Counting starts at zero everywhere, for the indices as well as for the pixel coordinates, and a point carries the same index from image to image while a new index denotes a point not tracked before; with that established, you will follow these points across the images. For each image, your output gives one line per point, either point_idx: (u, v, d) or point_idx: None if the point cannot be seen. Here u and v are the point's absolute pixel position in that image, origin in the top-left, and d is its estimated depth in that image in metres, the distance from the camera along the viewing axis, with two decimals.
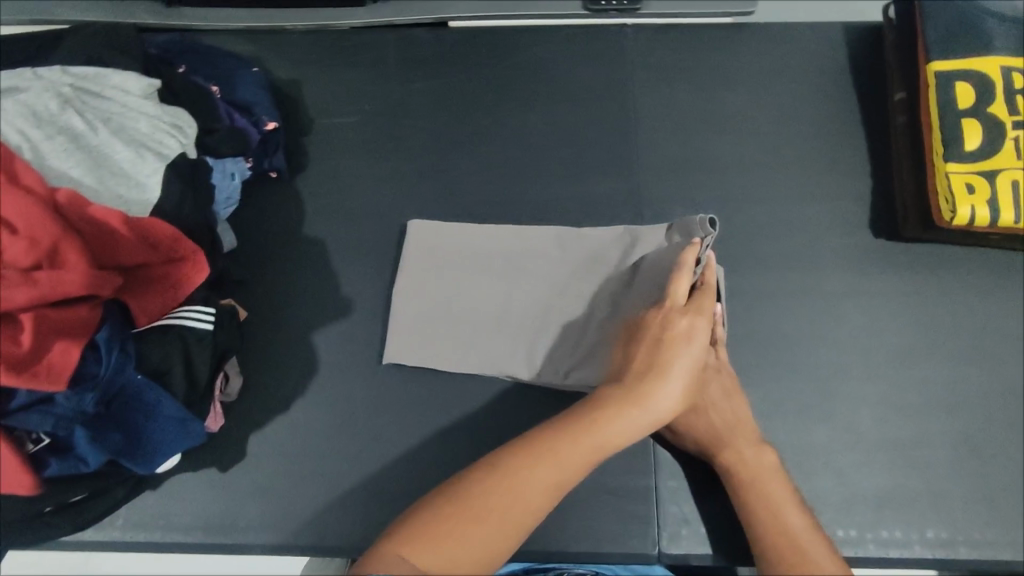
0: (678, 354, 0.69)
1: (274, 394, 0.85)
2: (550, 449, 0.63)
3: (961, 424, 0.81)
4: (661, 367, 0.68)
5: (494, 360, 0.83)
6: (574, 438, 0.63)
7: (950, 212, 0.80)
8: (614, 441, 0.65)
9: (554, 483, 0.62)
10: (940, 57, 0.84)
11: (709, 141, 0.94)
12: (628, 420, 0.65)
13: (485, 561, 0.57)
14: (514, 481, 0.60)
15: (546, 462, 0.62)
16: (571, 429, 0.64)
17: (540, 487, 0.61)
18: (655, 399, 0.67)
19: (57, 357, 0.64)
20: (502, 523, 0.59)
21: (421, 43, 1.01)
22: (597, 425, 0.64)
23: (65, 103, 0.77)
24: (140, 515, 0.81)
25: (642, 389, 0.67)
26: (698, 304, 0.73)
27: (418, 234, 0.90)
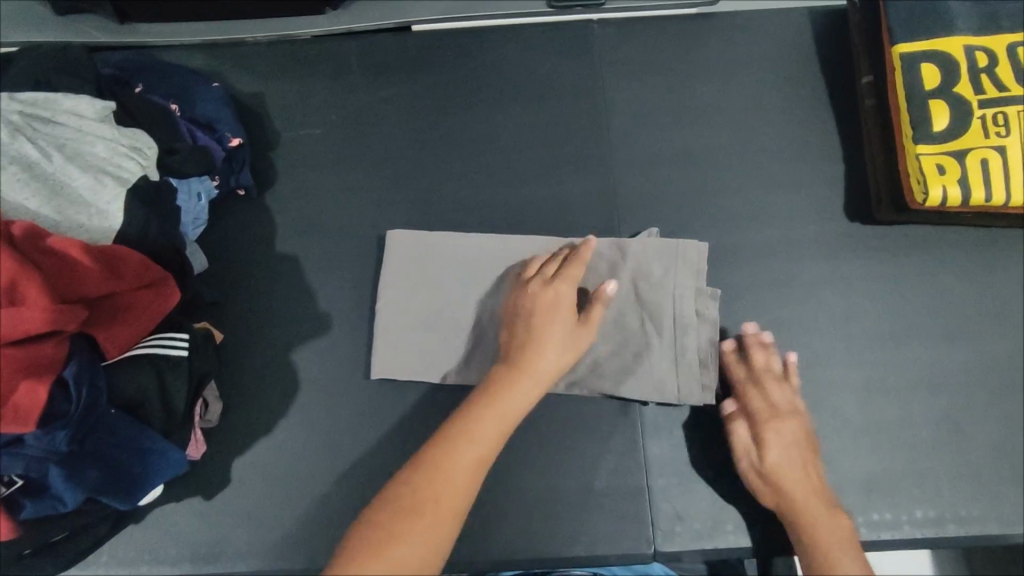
0: (551, 319, 0.73)
1: (255, 417, 0.83)
2: (460, 433, 0.65)
3: (943, 403, 0.82)
4: (538, 335, 0.72)
5: (484, 367, 0.83)
6: (478, 416, 0.66)
7: (923, 193, 0.80)
8: (517, 411, 0.68)
9: (477, 461, 0.64)
10: (904, 39, 0.84)
11: (680, 135, 0.93)
12: (522, 389, 0.69)
13: (434, 553, 0.57)
14: (436, 474, 0.61)
15: (462, 444, 0.64)
16: (475, 409, 0.67)
17: (460, 472, 0.62)
18: (539, 364, 0.71)
19: (23, 396, 0.62)
20: (438, 518, 0.59)
21: (385, 50, 0.98)
22: (494, 401, 0.68)
23: (15, 131, 0.73)
24: (124, 549, 0.79)
25: (525, 358, 0.71)
26: (557, 273, 0.77)
27: (395, 245, 0.88)
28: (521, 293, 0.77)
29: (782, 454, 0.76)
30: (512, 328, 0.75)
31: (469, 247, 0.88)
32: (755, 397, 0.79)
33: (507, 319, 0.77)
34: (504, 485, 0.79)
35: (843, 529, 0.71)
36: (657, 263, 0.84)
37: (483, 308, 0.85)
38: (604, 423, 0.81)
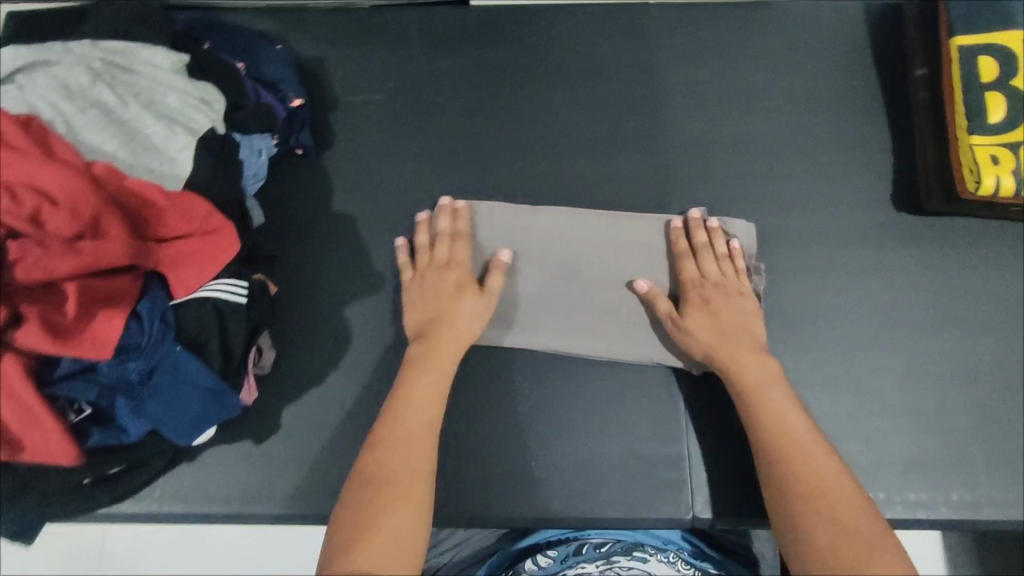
0: (449, 299, 0.82)
1: (308, 367, 0.86)
2: (398, 411, 0.75)
3: (984, 392, 0.83)
4: (445, 316, 0.81)
5: (528, 333, 0.85)
6: (412, 389, 0.77)
7: (975, 182, 0.81)
8: (439, 380, 0.78)
9: (426, 424, 0.74)
10: (964, 32, 0.85)
11: (732, 119, 0.95)
12: (440, 359, 0.79)
13: (420, 509, 0.67)
14: (392, 457, 0.70)
15: (405, 414, 0.75)
16: (405, 398, 0.76)
17: (411, 450, 0.71)
18: (449, 335, 0.81)
19: (101, 327, 0.66)
20: (411, 492, 0.68)
21: (444, 22, 1.00)
22: (419, 372, 0.78)
23: (95, 77, 0.77)
24: (176, 486, 0.82)
25: (434, 339, 0.80)
26: (444, 256, 0.85)
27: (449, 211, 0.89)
28: (421, 280, 0.85)
29: (704, 321, 0.80)
30: (420, 312, 0.83)
31: (525, 219, 0.89)
32: (687, 269, 0.84)
33: (413, 302, 0.84)
34: (547, 444, 0.83)
35: (774, 378, 0.76)
36: None
37: (532, 278, 0.87)
38: (643, 391, 0.85)
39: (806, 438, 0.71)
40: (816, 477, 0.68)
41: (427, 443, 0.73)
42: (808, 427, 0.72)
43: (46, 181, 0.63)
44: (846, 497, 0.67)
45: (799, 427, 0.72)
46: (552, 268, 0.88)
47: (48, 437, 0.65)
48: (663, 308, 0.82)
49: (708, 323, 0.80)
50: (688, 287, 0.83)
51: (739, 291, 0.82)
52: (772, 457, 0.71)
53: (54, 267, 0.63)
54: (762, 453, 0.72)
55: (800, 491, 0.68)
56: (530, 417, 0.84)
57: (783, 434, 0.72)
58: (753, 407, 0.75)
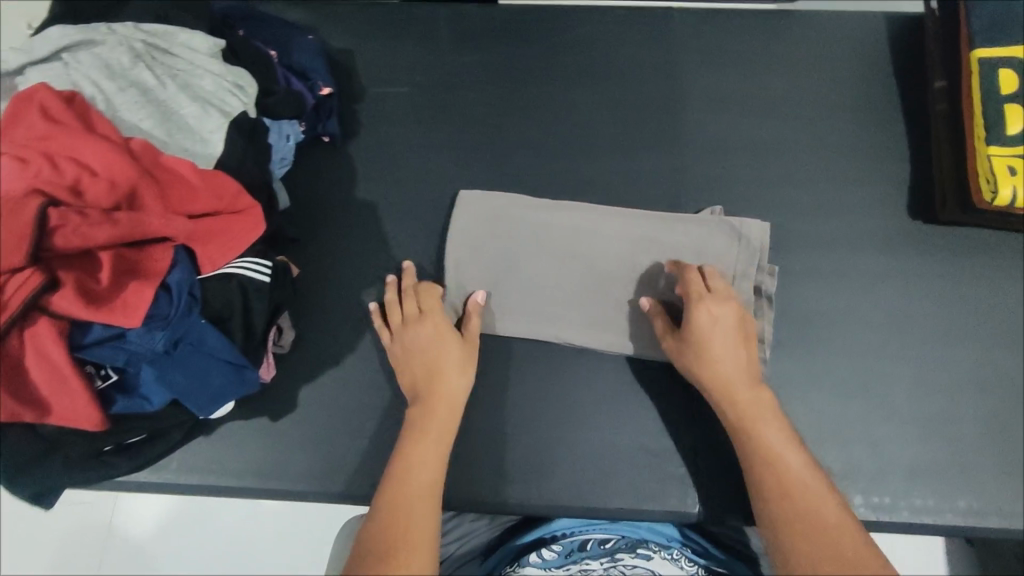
0: (435, 352, 0.80)
1: (326, 349, 0.88)
2: (397, 476, 0.70)
3: (995, 402, 0.84)
4: (434, 371, 0.79)
5: (546, 326, 0.87)
6: (411, 451, 0.73)
7: (992, 192, 0.82)
8: (444, 435, 0.75)
9: (428, 484, 0.70)
10: (985, 45, 0.86)
11: (751, 123, 0.96)
12: (437, 418, 0.76)
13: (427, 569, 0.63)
14: (399, 513, 0.66)
15: (406, 476, 0.70)
16: (406, 455, 0.72)
17: (411, 509, 0.67)
18: (441, 392, 0.78)
19: (132, 295, 0.68)
20: (421, 546, 0.64)
21: (472, 19, 1.03)
22: (418, 437, 0.74)
23: (136, 58, 0.81)
24: (192, 459, 0.84)
25: (430, 399, 0.77)
26: (420, 304, 0.84)
27: (466, 203, 0.92)
28: (401, 340, 0.82)
29: (710, 347, 0.76)
30: (410, 373, 0.80)
31: (537, 213, 0.91)
32: (694, 280, 0.79)
33: (403, 363, 0.81)
34: (556, 434, 0.84)
35: (769, 411, 0.73)
36: (713, 241, 0.87)
37: (546, 270, 0.89)
38: (654, 386, 0.86)
39: (800, 473, 0.68)
40: (815, 515, 0.64)
41: (432, 494, 0.70)
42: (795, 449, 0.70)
43: (88, 154, 0.68)
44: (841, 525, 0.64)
45: (784, 449, 0.70)
46: (566, 262, 0.89)
47: (74, 399, 0.67)
48: (659, 329, 0.81)
49: (712, 347, 0.75)
50: (694, 307, 0.77)
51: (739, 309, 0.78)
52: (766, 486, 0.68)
53: (90, 234, 0.66)
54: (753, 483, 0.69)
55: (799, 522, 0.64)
56: (541, 407, 0.85)
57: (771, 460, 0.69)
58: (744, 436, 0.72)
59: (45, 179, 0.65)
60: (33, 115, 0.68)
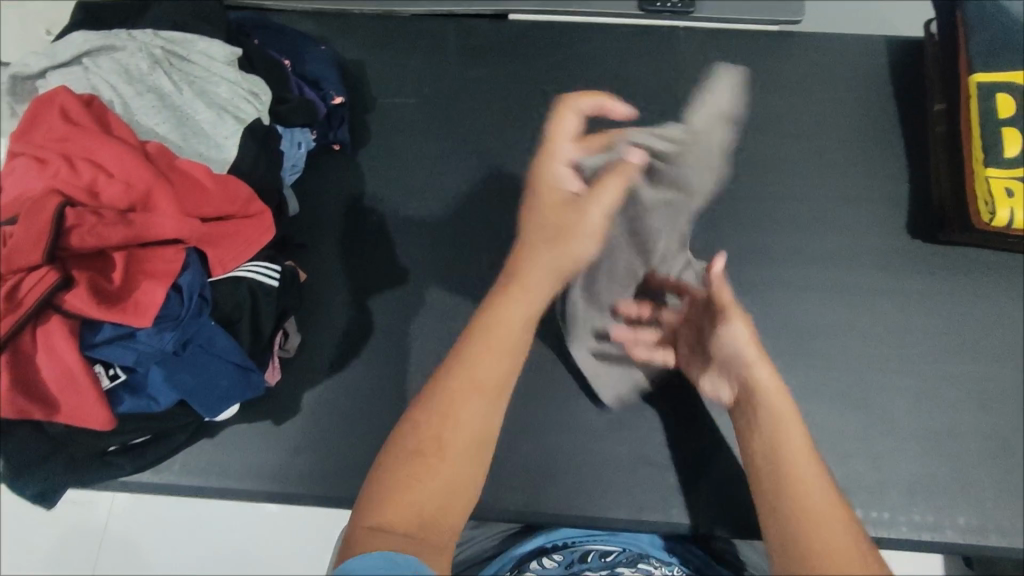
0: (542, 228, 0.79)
1: (330, 354, 0.89)
2: (465, 370, 0.64)
3: (993, 419, 0.85)
4: (540, 256, 0.75)
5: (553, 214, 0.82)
6: (482, 348, 0.66)
7: (990, 213, 0.84)
8: (523, 328, 0.70)
9: (491, 391, 0.64)
10: (983, 69, 0.88)
11: (754, 140, 0.98)
12: (513, 322, 0.69)
13: (457, 487, 0.58)
14: (449, 412, 0.62)
15: (470, 376, 0.64)
16: (478, 340, 0.67)
17: (464, 421, 0.62)
18: (535, 288, 0.73)
19: (143, 295, 0.69)
20: (467, 447, 0.61)
21: (482, 34, 1.05)
22: (491, 334, 0.67)
23: (155, 64, 0.83)
24: (194, 460, 0.84)
25: (523, 288, 0.72)
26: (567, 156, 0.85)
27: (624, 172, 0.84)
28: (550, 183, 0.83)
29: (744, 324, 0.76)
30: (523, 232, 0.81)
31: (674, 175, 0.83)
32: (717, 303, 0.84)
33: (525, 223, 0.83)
34: (559, 442, 0.85)
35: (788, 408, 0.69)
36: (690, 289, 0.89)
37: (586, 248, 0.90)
38: (657, 397, 0.86)
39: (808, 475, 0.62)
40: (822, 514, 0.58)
41: (492, 397, 0.64)
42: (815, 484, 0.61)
43: (105, 156, 0.70)
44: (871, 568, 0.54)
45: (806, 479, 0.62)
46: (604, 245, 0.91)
47: (83, 397, 0.68)
48: (727, 300, 0.76)
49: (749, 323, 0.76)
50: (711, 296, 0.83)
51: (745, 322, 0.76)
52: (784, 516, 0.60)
53: (106, 235, 0.68)
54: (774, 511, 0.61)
55: (820, 560, 0.55)
56: (544, 415, 0.86)
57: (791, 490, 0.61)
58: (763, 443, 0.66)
59: (63, 179, 0.69)
60: (53, 118, 0.71)
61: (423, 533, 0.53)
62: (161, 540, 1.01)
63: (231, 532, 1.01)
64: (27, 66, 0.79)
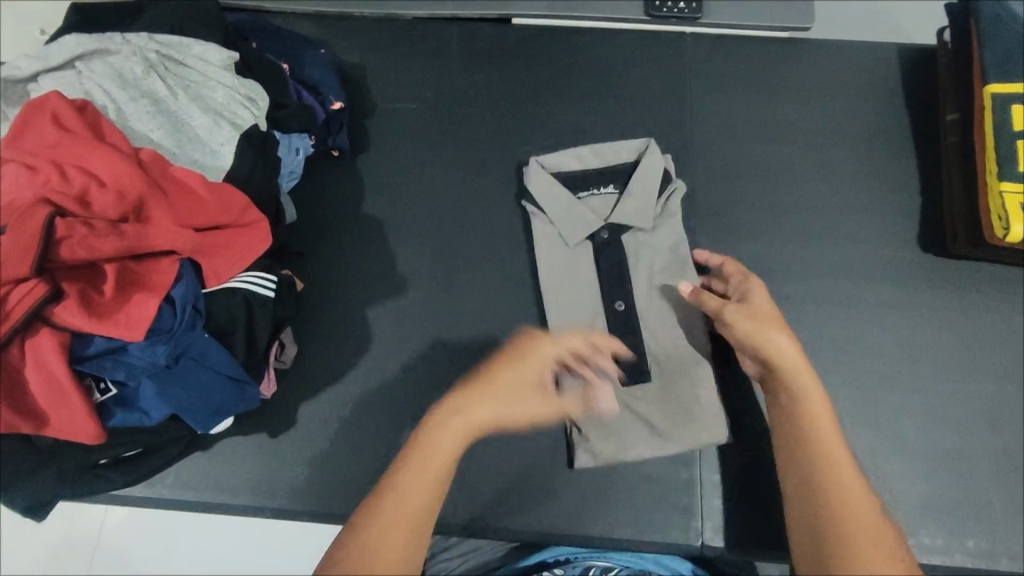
0: (517, 374, 0.66)
1: (327, 366, 0.87)
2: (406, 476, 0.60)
3: (1004, 439, 0.83)
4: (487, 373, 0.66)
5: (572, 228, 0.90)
6: (420, 457, 0.61)
7: (1004, 229, 0.81)
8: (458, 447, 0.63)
9: (417, 518, 0.58)
10: (999, 79, 0.85)
11: (760, 149, 0.96)
12: (446, 446, 0.62)
13: None
14: (384, 530, 0.57)
15: (403, 490, 0.59)
16: (418, 450, 0.62)
17: (393, 541, 0.57)
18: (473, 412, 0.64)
19: (135, 307, 0.67)
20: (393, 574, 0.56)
21: (485, 38, 1.03)
22: (431, 441, 0.62)
23: (149, 68, 0.81)
24: (188, 474, 0.82)
25: (464, 405, 0.64)
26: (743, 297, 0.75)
27: (722, 420, 0.81)
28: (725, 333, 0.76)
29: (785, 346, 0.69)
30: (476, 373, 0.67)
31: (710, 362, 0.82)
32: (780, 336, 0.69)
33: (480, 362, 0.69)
34: (560, 459, 0.83)
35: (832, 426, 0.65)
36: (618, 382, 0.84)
37: (568, 198, 0.90)
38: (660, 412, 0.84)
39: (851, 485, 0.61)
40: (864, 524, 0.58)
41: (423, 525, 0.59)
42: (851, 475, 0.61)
43: (96, 164, 0.68)
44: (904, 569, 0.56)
45: (846, 471, 0.62)
46: (597, 194, 0.94)
47: (72, 411, 0.66)
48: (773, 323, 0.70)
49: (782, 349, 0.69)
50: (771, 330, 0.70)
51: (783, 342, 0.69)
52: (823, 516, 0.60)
53: (98, 246, 0.66)
54: (812, 510, 0.61)
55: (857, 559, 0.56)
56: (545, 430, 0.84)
57: (827, 488, 0.61)
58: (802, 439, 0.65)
59: (54, 188, 0.66)
60: (45, 124, 0.69)
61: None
62: (157, 550, 0.99)
63: (228, 544, 0.99)
64: (18, 69, 0.77)
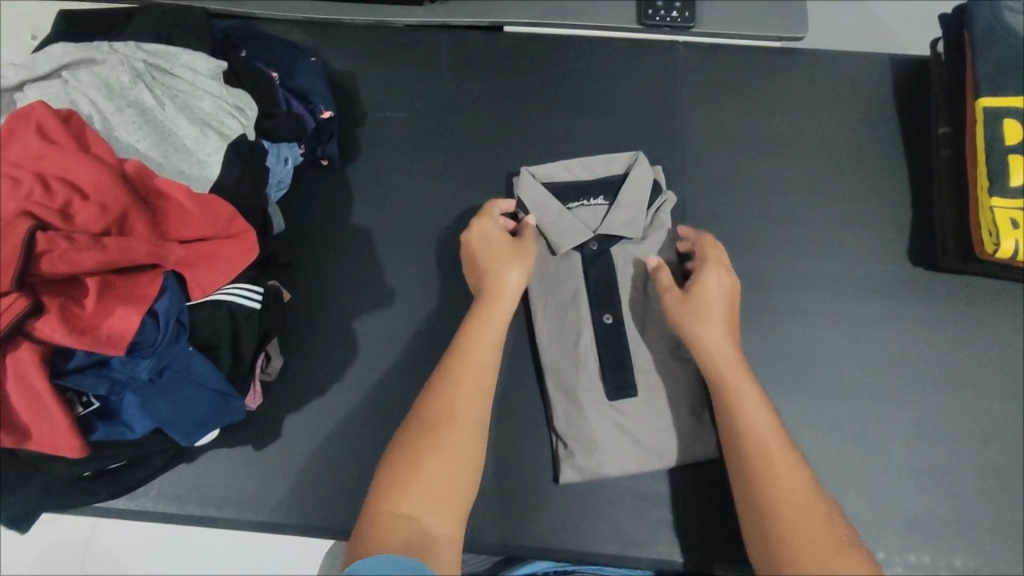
0: (499, 246, 0.81)
1: (313, 377, 0.87)
2: (461, 354, 0.71)
3: (992, 456, 0.83)
4: (491, 261, 0.79)
5: (562, 237, 0.88)
6: (468, 341, 0.72)
7: (994, 244, 0.80)
8: (505, 319, 0.75)
9: (483, 383, 0.70)
10: (990, 94, 0.84)
11: (752, 161, 0.96)
12: (496, 316, 0.75)
13: (461, 479, 0.63)
14: (456, 398, 0.68)
15: (459, 364, 0.71)
16: (466, 335, 0.73)
17: (463, 408, 0.67)
18: (504, 288, 0.77)
19: (116, 322, 0.66)
20: (471, 431, 0.66)
21: (476, 46, 1.03)
22: (478, 324, 0.74)
23: (136, 77, 0.80)
24: (173, 487, 0.82)
25: (492, 288, 0.77)
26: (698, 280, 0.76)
27: (693, 435, 0.83)
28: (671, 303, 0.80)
29: (713, 331, 0.72)
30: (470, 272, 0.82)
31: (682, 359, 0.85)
32: (712, 325, 0.72)
33: (467, 267, 0.83)
34: (546, 474, 0.83)
35: (773, 425, 0.66)
36: (604, 407, 0.83)
37: (558, 208, 0.89)
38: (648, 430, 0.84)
39: (795, 481, 0.61)
40: (813, 520, 0.58)
41: (488, 380, 0.70)
42: (794, 476, 0.61)
43: (79, 175, 0.66)
44: (864, 569, 0.55)
45: (787, 468, 0.62)
46: (588, 205, 0.92)
47: (53, 425, 0.66)
48: (710, 309, 0.73)
49: (712, 339, 0.72)
50: (703, 319, 0.73)
51: (710, 331, 0.72)
52: (775, 524, 0.59)
53: (77, 260, 0.64)
54: (762, 513, 0.60)
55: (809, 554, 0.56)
56: (530, 446, 0.84)
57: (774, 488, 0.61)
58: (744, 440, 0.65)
59: (36, 200, 0.64)
60: (29, 134, 0.68)
61: (430, 536, 0.58)
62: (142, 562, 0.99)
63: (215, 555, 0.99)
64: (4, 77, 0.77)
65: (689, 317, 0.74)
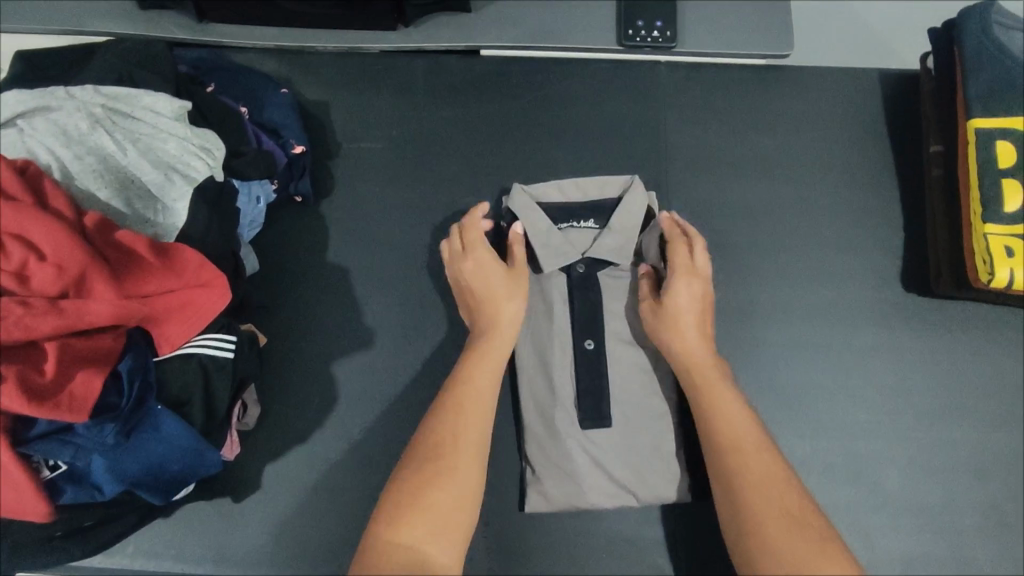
0: (493, 273, 0.79)
1: (292, 425, 0.85)
2: (461, 379, 0.72)
3: (989, 490, 0.81)
4: (486, 287, 0.78)
5: (551, 258, 0.85)
6: (468, 369, 0.73)
7: (988, 274, 0.78)
8: (507, 346, 0.76)
9: (484, 408, 0.70)
10: (982, 113, 0.81)
11: (739, 186, 0.93)
12: (500, 343, 0.75)
13: (464, 501, 0.63)
14: (457, 424, 0.67)
15: (462, 388, 0.71)
16: (468, 361, 0.74)
17: (465, 433, 0.67)
18: (502, 317, 0.77)
19: (79, 386, 0.64)
20: (474, 455, 0.65)
21: (452, 71, 0.99)
22: (483, 354, 0.74)
23: (95, 123, 0.77)
24: (150, 543, 0.81)
25: (492, 317, 0.77)
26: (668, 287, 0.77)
27: (678, 478, 0.81)
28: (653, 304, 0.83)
29: (680, 339, 0.76)
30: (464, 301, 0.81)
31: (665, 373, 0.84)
32: (683, 335, 0.76)
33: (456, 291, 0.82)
34: (532, 520, 0.83)
35: (759, 441, 0.67)
36: (579, 440, 0.81)
37: (549, 226, 0.85)
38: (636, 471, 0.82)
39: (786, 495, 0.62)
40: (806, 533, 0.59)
41: (488, 407, 0.70)
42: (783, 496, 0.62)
43: (33, 233, 0.63)
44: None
45: (776, 485, 0.63)
46: (578, 227, 0.88)
47: (14, 492, 0.63)
48: (680, 320, 0.76)
49: (690, 349, 0.75)
50: (672, 328, 0.76)
51: (678, 341, 0.76)
52: (772, 542, 0.59)
53: (35, 326, 0.62)
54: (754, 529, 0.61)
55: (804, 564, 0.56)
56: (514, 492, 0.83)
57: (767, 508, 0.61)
58: (728, 456, 0.66)
59: None
60: None
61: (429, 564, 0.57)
62: None
63: None
64: None
65: (660, 327, 0.78)
